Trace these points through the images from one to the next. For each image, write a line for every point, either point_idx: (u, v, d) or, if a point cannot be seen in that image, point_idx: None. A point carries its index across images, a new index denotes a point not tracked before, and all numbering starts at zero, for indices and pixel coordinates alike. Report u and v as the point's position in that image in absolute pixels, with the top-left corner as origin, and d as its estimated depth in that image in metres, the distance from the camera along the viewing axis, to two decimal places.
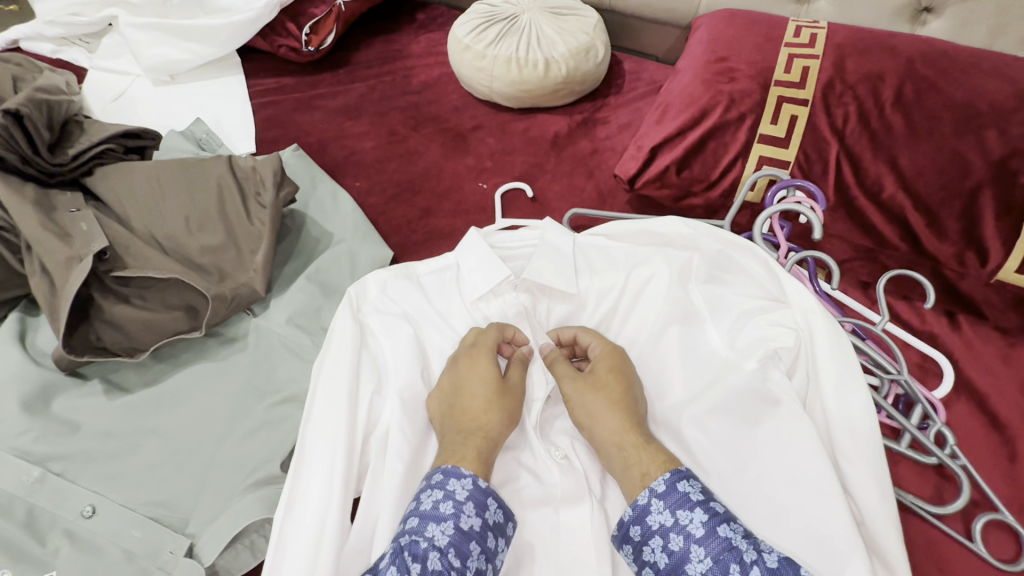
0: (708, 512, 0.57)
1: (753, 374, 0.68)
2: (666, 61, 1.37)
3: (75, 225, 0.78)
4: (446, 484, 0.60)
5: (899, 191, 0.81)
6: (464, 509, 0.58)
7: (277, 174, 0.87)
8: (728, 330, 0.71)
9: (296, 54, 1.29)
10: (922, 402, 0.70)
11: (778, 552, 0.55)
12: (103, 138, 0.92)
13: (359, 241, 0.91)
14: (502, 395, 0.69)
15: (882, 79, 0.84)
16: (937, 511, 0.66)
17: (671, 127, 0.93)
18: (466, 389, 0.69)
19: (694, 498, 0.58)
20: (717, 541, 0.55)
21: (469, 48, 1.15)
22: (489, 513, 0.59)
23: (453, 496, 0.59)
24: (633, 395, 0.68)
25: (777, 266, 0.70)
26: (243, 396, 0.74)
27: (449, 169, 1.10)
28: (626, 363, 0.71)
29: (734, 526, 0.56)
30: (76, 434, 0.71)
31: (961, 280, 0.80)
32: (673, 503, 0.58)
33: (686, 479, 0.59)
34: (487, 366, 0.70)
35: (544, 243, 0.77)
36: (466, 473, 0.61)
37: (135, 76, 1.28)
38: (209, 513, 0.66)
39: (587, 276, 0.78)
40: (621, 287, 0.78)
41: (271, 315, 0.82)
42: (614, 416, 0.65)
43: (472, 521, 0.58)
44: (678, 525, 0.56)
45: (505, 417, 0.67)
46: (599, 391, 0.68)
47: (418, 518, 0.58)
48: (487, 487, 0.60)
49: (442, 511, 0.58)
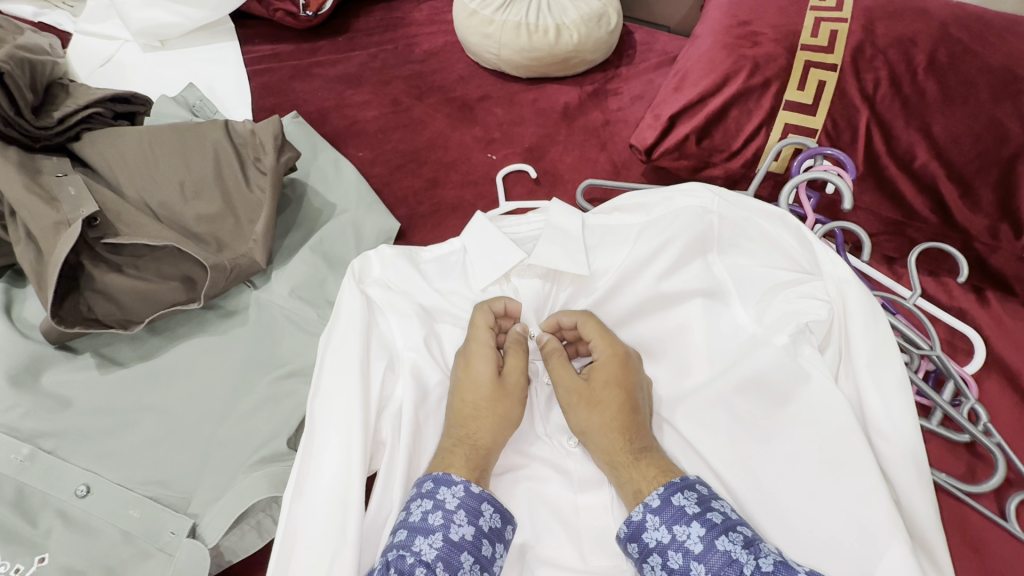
0: (705, 526, 0.54)
1: (783, 349, 0.64)
2: (678, 32, 1.32)
3: (62, 189, 0.73)
4: (436, 493, 0.57)
5: (931, 160, 0.78)
6: (455, 519, 0.55)
7: (277, 138, 0.82)
8: (752, 303, 0.68)
9: (293, 19, 1.22)
10: (955, 377, 0.67)
11: (774, 555, 0.52)
12: (89, 101, 0.88)
13: (364, 211, 0.87)
14: (501, 401, 0.64)
15: (914, 43, 0.80)
16: (971, 490, 0.63)
17: (691, 95, 0.88)
18: (466, 399, 0.64)
19: (689, 512, 0.55)
20: (717, 556, 0.52)
21: (476, 14, 1.09)
22: (483, 519, 0.57)
23: (442, 506, 0.56)
24: (634, 406, 0.63)
25: (812, 236, 0.67)
26: (245, 370, 0.70)
27: (456, 140, 1.05)
28: (627, 374, 0.65)
29: (733, 536, 0.53)
30: (68, 410, 0.66)
31: (992, 254, 0.78)
32: (667, 519, 0.55)
33: (681, 491, 0.57)
34: (485, 366, 0.65)
35: (550, 226, 0.73)
36: (456, 480, 0.58)
37: (122, 41, 1.21)
38: (212, 492, 0.62)
39: (602, 255, 0.74)
40: (636, 257, 0.71)
41: (273, 288, 0.78)
42: (608, 433, 0.62)
43: (464, 530, 0.55)
44: (675, 541, 0.54)
45: (503, 423, 0.63)
46: (594, 410, 0.63)
47: (406, 532, 0.55)
48: (481, 493, 0.57)
49: (430, 523, 0.55)
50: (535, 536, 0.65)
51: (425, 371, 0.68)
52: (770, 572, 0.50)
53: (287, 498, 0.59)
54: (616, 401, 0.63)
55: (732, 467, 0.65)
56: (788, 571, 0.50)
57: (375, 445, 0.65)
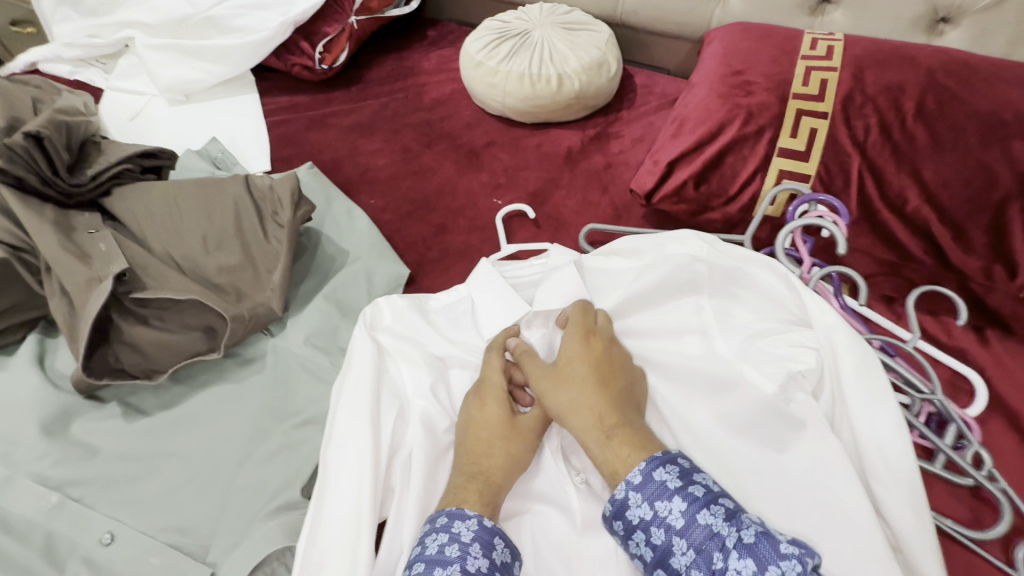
0: (686, 500, 0.54)
1: (776, 397, 0.65)
2: (677, 74, 1.37)
3: (93, 245, 0.78)
4: (451, 526, 0.58)
5: (923, 204, 0.80)
6: (471, 551, 0.55)
7: (294, 193, 0.87)
8: (741, 347, 0.70)
9: (309, 72, 1.30)
10: (957, 421, 0.67)
11: (756, 527, 0.52)
12: (120, 158, 0.95)
13: (376, 259, 0.91)
14: (513, 438, 0.66)
15: (903, 90, 0.83)
16: (976, 536, 0.63)
17: (688, 142, 0.92)
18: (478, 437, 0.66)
19: (672, 486, 0.55)
20: (698, 531, 0.52)
21: (481, 64, 1.15)
22: (496, 553, 0.57)
23: (458, 539, 0.56)
24: (607, 387, 0.64)
25: (799, 283, 0.70)
26: (262, 418, 0.73)
27: (463, 185, 1.10)
28: (602, 356, 0.66)
29: (715, 510, 0.53)
30: (95, 458, 0.69)
31: (989, 295, 0.80)
32: (650, 495, 0.55)
33: (663, 465, 0.57)
34: (497, 412, 0.67)
35: (552, 272, 0.77)
36: (470, 514, 0.59)
37: (151, 96, 1.30)
38: (229, 540, 0.64)
39: (603, 295, 0.77)
40: (631, 297, 0.74)
41: (288, 336, 0.81)
42: (582, 409, 0.62)
43: (479, 562, 0.55)
44: (658, 517, 0.54)
45: (514, 463, 0.65)
46: (565, 388, 0.64)
47: (424, 564, 0.55)
48: (492, 526, 0.58)
49: (447, 555, 0.55)
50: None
51: (432, 416, 0.70)
52: (751, 544, 0.51)
53: (301, 546, 0.61)
54: (586, 380, 0.64)
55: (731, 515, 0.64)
56: (770, 542, 0.50)
57: (386, 491, 0.67)
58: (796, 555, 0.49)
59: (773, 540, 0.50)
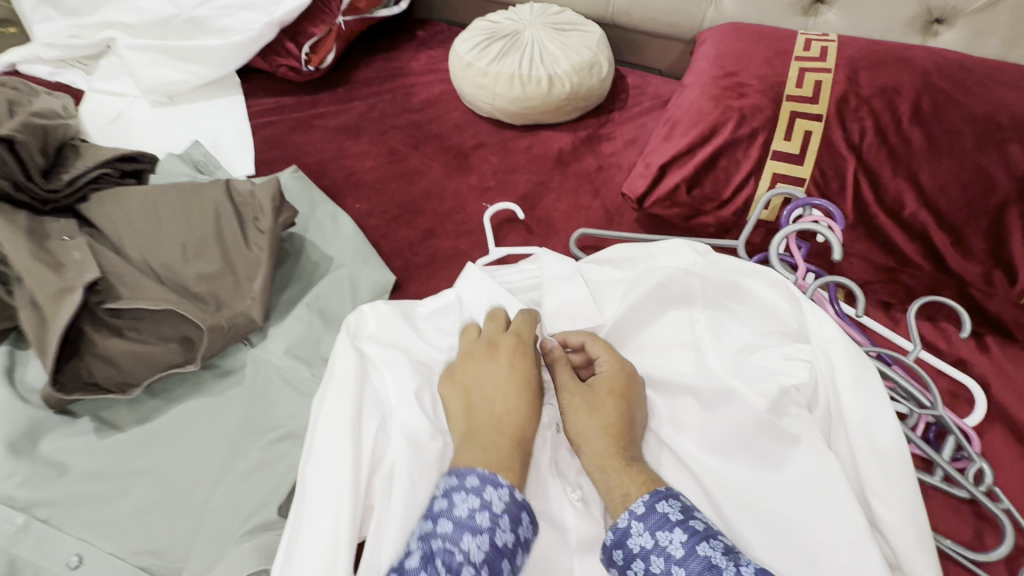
0: (687, 532, 0.53)
1: (764, 414, 0.64)
2: (669, 75, 1.36)
3: (67, 254, 0.75)
4: (483, 491, 0.54)
5: (920, 208, 0.78)
6: (501, 523, 0.53)
7: (276, 198, 0.84)
8: (735, 364, 0.69)
9: (295, 74, 1.28)
10: (955, 433, 0.66)
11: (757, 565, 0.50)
12: (98, 163, 0.92)
13: (361, 266, 0.89)
14: (521, 399, 0.64)
15: (898, 93, 0.81)
16: (979, 557, 0.61)
17: (681, 145, 0.90)
18: (488, 398, 0.64)
19: (673, 518, 0.54)
20: (697, 562, 0.51)
21: (470, 65, 1.13)
22: (522, 528, 0.55)
23: (489, 507, 0.53)
24: (630, 417, 0.64)
25: (800, 294, 0.68)
26: (239, 433, 0.71)
27: (451, 188, 1.07)
28: (631, 388, 0.66)
29: (713, 543, 0.52)
30: (63, 476, 0.66)
31: (988, 300, 0.78)
32: (651, 525, 0.54)
33: (666, 499, 0.56)
34: (501, 367, 0.66)
35: (550, 280, 0.74)
36: (503, 483, 0.56)
37: (132, 97, 1.27)
38: (202, 563, 0.61)
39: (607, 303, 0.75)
40: (627, 309, 0.73)
41: (269, 346, 0.79)
42: (598, 436, 0.62)
43: (506, 536, 0.53)
44: (658, 547, 0.53)
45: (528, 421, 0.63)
46: (593, 412, 0.63)
47: (453, 525, 0.52)
48: (523, 500, 0.56)
49: (478, 522, 0.52)
50: None
51: (414, 428, 0.67)
52: None
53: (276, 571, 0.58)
54: (613, 406, 0.63)
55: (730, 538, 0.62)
56: None
57: (365, 509, 0.65)
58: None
59: None
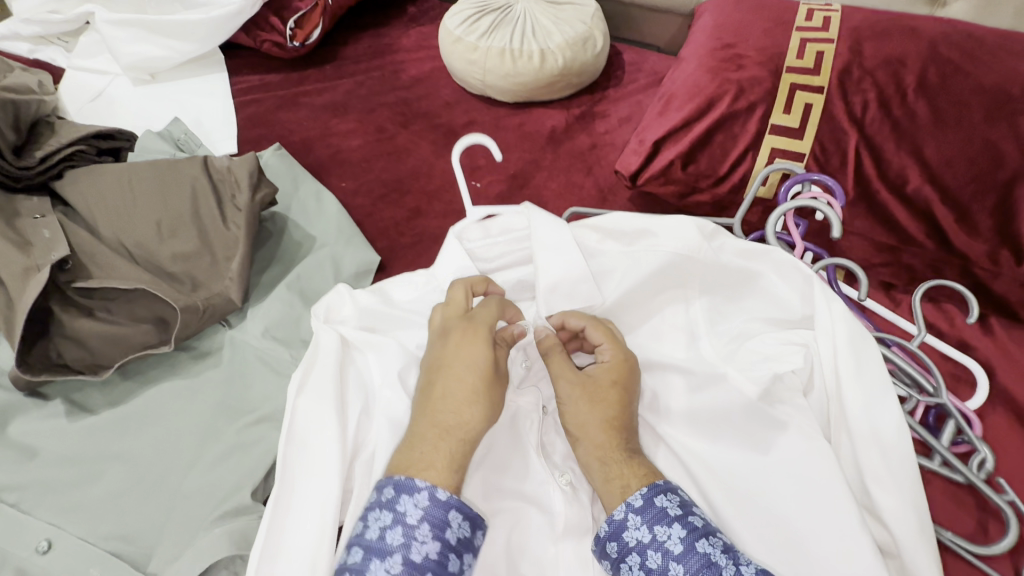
0: (686, 527, 0.52)
1: (755, 403, 0.62)
2: (667, 51, 1.31)
3: (36, 231, 0.73)
4: (396, 503, 0.53)
5: (924, 183, 0.75)
6: (416, 536, 0.51)
7: (254, 174, 0.82)
8: (729, 351, 0.66)
9: (280, 50, 1.23)
10: (955, 417, 0.63)
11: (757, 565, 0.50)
12: (72, 139, 0.89)
13: (343, 245, 0.86)
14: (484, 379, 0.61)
15: (903, 64, 0.77)
16: (980, 551, 0.59)
17: (676, 120, 0.87)
18: (449, 370, 0.61)
19: (672, 513, 0.52)
20: (696, 558, 0.50)
21: (460, 40, 1.09)
22: (450, 530, 0.53)
23: (402, 521, 0.52)
24: (631, 408, 0.61)
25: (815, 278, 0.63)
26: (214, 416, 0.69)
27: (440, 167, 1.04)
28: (633, 377, 0.62)
29: (713, 540, 0.51)
30: (33, 461, 0.65)
31: (994, 280, 0.75)
32: (649, 519, 0.53)
33: (664, 493, 0.54)
34: (481, 350, 0.61)
35: (541, 252, 0.67)
36: (419, 487, 0.53)
37: (114, 75, 1.23)
38: (172, 549, 0.60)
39: (607, 280, 0.70)
40: (626, 292, 0.69)
41: (247, 327, 0.76)
42: (598, 429, 0.59)
43: (425, 548, 0.51)
44: (655, 542, 0.52)
45: (489, 406, 0.60)
46: (595, 406, 0.60)
47: (361, 552, 0.51)
48: (445, 500, 0.53)
49: (387, 544, 0.51)
50: None
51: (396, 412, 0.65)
52: None
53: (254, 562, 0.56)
54: (614, 399, 0.61)
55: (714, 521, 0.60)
56: None
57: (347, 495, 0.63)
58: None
59: None
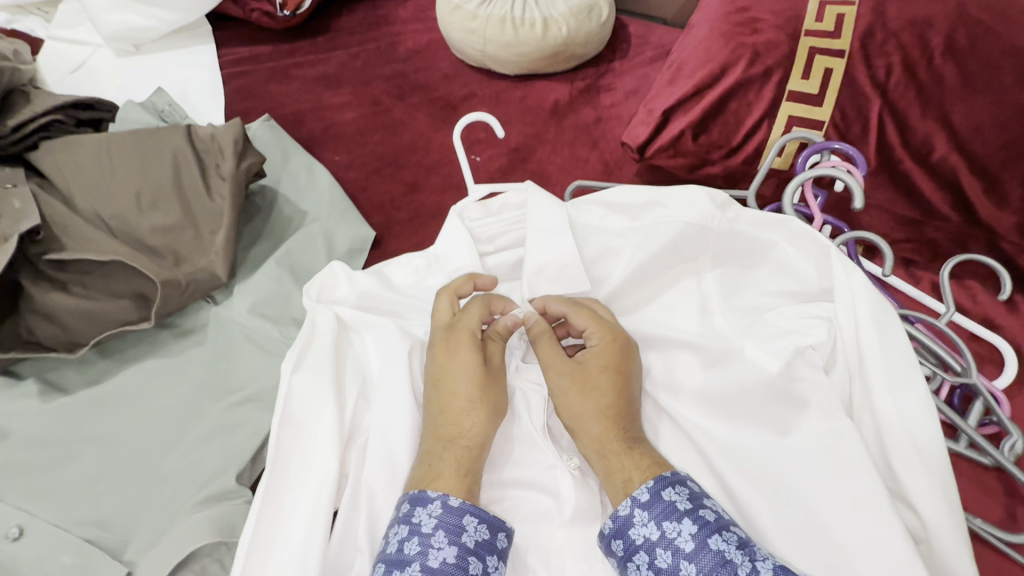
0: (697, 523, 0.49)
1: (779, 376, 0.58)
2: (674, 24, 1.26)
3: (6, 201, 0.68)
4: (412, 515, 0.51)
5: (952, 151, 0.71)
6: (433, 543, 0.49)
7: (239, 142, 0.77)
8: (745, 325, 0.63)
9: (270, 20, 1.18)
10: (984, 396, 0.60)
11: (773, 559, 0.47)
12: (48, 108, 0.84)
13: (336, 220, 0.82)
14: (488, 387, 0.58)
15: (930, 24, 0.72)
16: (1011, 538, 0.56)
17: (686, 88, 0.82)
18: (447, 382, 0.58)
19: (681, 508, 0.50)
20: (709, 556, 0.47)
21: (458, 8, 1.04)
22: (467, 535, 0.50)
23: (418, 531, 0.50)
24: (629, 395, 0.58)
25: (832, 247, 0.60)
26: (198, 396, 0.65)
27: (438, 141, 0.99)
28: (625, 365, 0.58)
29: (727, 535, 0.48)
30: (4, 442, 0.61)
31: (1022, 254, 0.71)
32: (657, 514, 0.50)
33: (672, 486, 0.51)
34: (469, 357, 0.58)
35: (535, 232, 0.65)
36: (432, 497, 0.51)
37: (96, 47, 1.17)
38: (152, 535, 0.56)
39: (605, 262, 0.68)
40: (627, 274, 0.65)
41: (233, 304, 0.72)
42: (596, 421, 0.56)
43: (444, 553, 0.49)
44: (665, 539, 0.49)
45: (493, 414, 0.58)
46: (587, 397, 0.57)
47: (383, 566, 0.49)
48: (460, 506, 0.51)
49: (407, 554, 0.49)
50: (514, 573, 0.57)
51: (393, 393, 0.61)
52: None
53: (243, 550, 0.53)
54: (609, 388, 0.57)
55: (728, 504, 0.57)
56: None
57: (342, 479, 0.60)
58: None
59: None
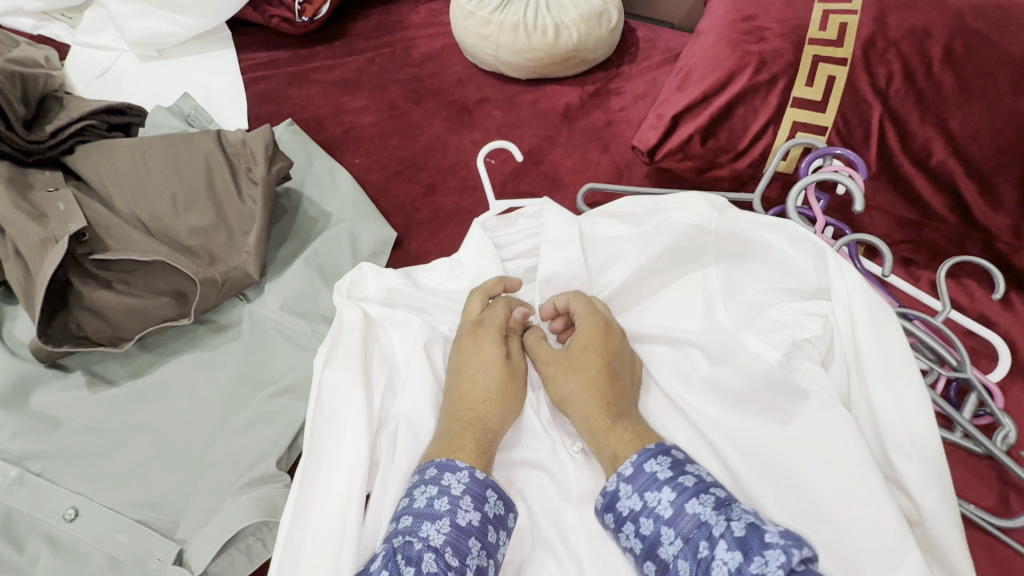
0: (675, 490, 0.52)
1: (777, 365, 0.61)
2: (681, 28, 1.29)
3: (51, 204, 0.72)
4: (441, 478, 0.54)
5: (949, 156, 0.74)
6: (461, 505, 0.53)
7: (269, 147, 0.81)
8: (745, 319, 0.66)
9: (288, 25, 1.21)
10: (978, 389, 0.63)
11: (747, 517, 0.49)
12: (81, 114, 0.87)
13: (360, 221, 0.86)
14: (508, 380, 0.62)
15: (929, 33, 0.75)
16: (1001, 523, 0.59)
17: (695, 93, 0.85)
18: (467, 371, 0.63)
19: (661, 478, 0.53)
20: (686, 520, 0.50)
21: (473, 14, 1.07)
22: (489, 506, 0.54)
23: (448, 492, 0.53)
24: (614, 373, 0.61)
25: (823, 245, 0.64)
26: (235, 388, 0.69)
27: (453, 144, 1.03)
28: (609, 342, 0.62)
29: (703, 499, 0.51)
30: (57, 431, 0.65)
31: (1015, 254, 0.75)
32: (639, 487, 0.53)
33: (654, 457, 0.55)
34: (493, 349, 0.63)
35: (547, 244, 0.70)
36: (461, 466, 0.55)
37: (120, 51, 1.21)
38: (200, 516, 0.60)
39: (615, 266, 0.72)
40: (629, 275, 0.69)
41: (265, 301, 0.76)
42: (585, 398, 0.60)
43: (470, 515, 0.53)
44: (647, 508, 0.52)
45: (511, 402, 0.62)
46: (570, 373, 0.62)
47: (412, 517, 0.52)
48: (486, 479, 0.55)
49: (437, 509, 0.52)
50: (533, 552, 0.60)
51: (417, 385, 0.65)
52: (743, 537, 0.47)
53: (284, 529, 0.57)
54: (595, 366, 0.61)
55: (735, 487, 0.61)
56: (757, 536, 0.46)
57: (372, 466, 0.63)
58: (781, 545, 0.45)
59: (763, 531, 0.47)
